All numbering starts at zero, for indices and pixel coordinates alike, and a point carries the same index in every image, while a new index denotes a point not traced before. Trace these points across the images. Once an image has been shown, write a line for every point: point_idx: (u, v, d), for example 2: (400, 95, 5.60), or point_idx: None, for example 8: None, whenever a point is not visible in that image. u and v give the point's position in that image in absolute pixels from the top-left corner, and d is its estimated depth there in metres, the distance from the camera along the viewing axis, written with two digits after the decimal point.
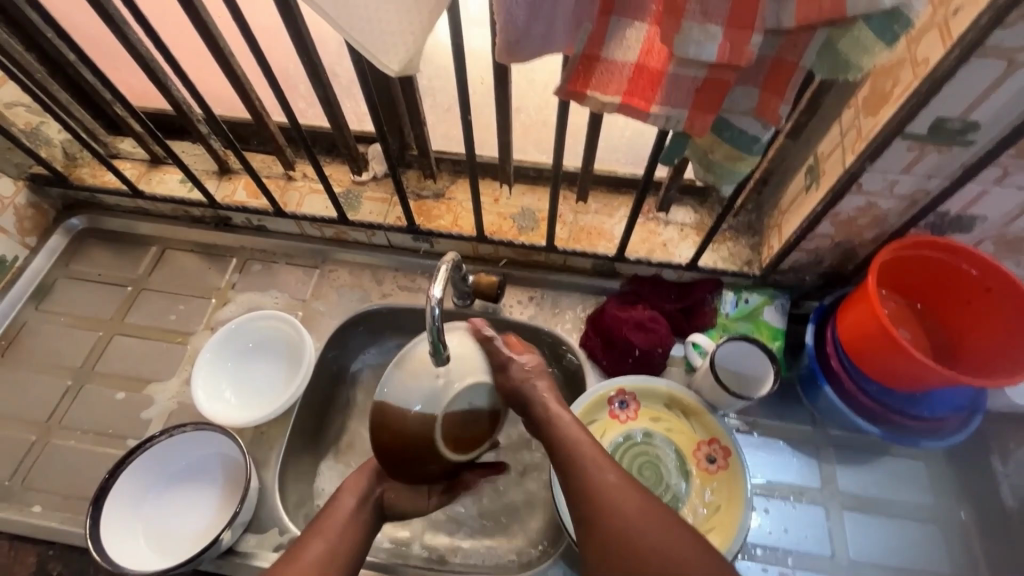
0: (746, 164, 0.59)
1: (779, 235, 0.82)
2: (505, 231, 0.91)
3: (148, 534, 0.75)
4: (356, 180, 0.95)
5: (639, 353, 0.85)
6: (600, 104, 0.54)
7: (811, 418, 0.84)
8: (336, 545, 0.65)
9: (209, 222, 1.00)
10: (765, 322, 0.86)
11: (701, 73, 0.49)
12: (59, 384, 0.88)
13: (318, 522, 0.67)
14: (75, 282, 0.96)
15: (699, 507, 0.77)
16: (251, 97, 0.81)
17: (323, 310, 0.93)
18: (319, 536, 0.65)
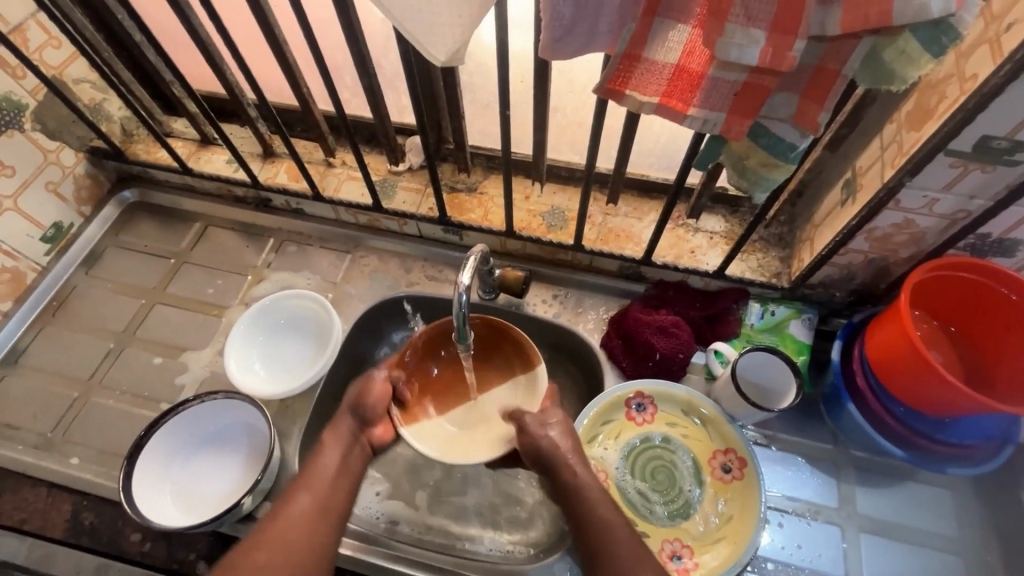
0: (782, 172, 0.59)
1: (811, 249, 0.82)
2: (534, 228, 0.92)
3: (175, 494, 0.79)
4: (393, 170, 0.98)
5: (660, 357, 0.85)
6: (637, 104, 0.55)
7: (834, 437, 0.82)
8: (325, 497, 0.66)
9: (249, 203, 1.04)
10: (791, 335, 0.85)
11: (741, 77, 0.50)
12: (102, 345, 0.92)
13: (303, 477, 0.67)
14: (124, 252, 1.02)
15: (711, 515, 0.77)
16: (299, 83, 0.84)
17: (353, 293, 0.96)
18: (305, 490, 0.66)
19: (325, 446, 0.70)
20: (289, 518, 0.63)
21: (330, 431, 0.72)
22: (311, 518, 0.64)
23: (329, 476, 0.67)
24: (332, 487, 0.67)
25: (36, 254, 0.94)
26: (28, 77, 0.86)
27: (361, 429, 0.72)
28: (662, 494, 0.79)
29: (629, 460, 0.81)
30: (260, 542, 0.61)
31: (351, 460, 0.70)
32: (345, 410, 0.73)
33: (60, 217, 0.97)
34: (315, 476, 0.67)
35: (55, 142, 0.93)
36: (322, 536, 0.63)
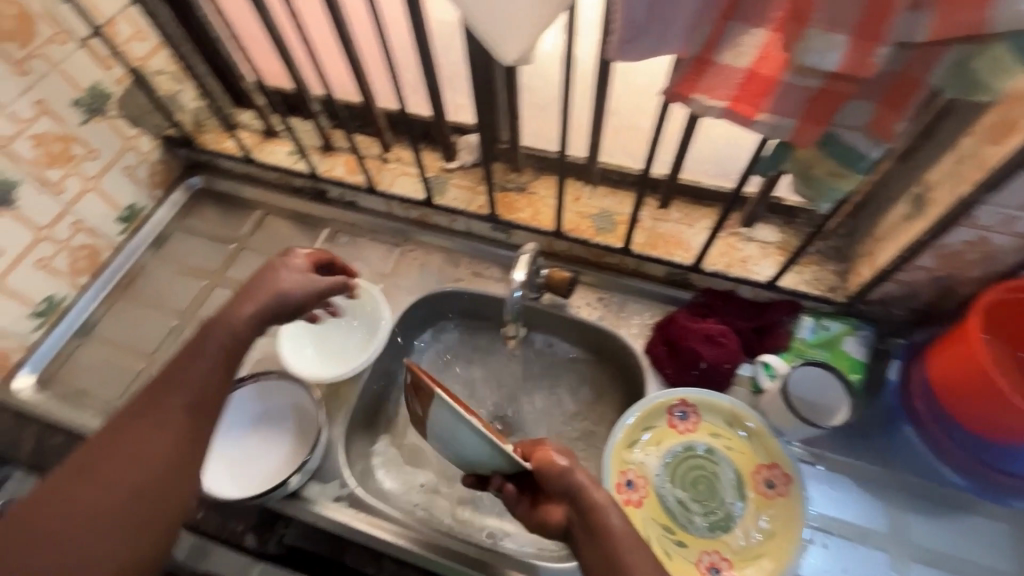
0: (848, 181, 0.58)
1: (871, 263, 0.79)
2: (583, 230, 0.93)
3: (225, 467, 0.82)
4: (445, 167, 1.00)
5: (705, 366, 0.83)
6: (703, 107, 0.55)
7: (884, 461, 0.79)
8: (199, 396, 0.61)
9: (307, 194, 1.08)
10: (845, 352, 0.82)
11: (818, 83, 0.49)
12: (167, 322, 0.98)
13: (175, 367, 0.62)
14: (189, 235, 1.07)
15: (753, 531, 0.74)
16: (363, 80, 0.87)
17: (402, 286, 0.99)
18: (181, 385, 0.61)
19: (204, 336, 0.65)
20: (162, 421, 0.58)
21: (211, 323, 0.66)
22: (184, 420, 0.59)
23: (206, 374, 0.62)
24: (206, 388, 0.62)
25: (112, 233, 1.00)
26: (115, 67, 0.93)
27: (258, 320, 0.68)
28: (701, 504, 0.78)
29: (669, 468, 0.80)
30: (125, 446, 0.55)
31: (231, 356, 0.65)
32: (247, 294, 0.69)
33: (134, 199, 1.03)
34: (189, 376, 0.61)
35: (135, 129, 0.99)
36: (198, 440, 0.59)
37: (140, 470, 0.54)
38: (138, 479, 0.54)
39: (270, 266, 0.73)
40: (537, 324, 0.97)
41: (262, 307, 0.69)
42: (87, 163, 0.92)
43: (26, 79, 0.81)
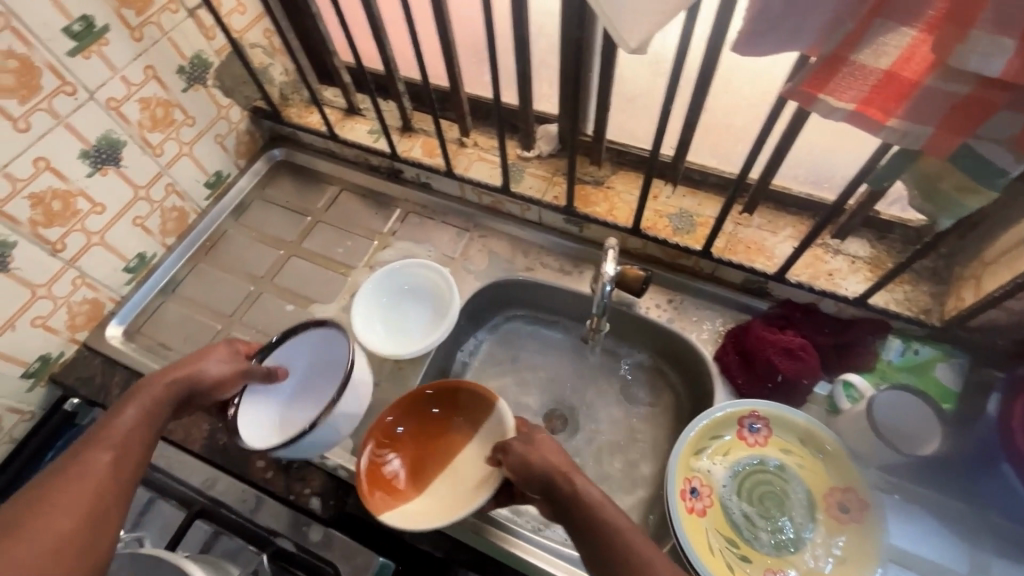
0: (976, 199, 0.55)
1: (976, 288, 0.74)
2: (659, 228, 0.91)
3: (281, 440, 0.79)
4: (522, 156, 1.00)
5: (781, 379, 0.80)
6: (829, 108, 0.52)
7: (970, 497, 0.73)
8: (125, 450, 0.58)
9: (382, 172, 1.10)
10: (935, 378, 0.79)
11: (963, 89, 0.46)
12: (244, 287, 1.02)
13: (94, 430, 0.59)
14: (268, 205, 1.11)
15: (824, 557, 0.71)
16: (453, 63, 0.87)
17: (469, 270, 1.00)
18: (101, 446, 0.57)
19: (133, 398, 0.63)
20: (81, 480, 0.53)
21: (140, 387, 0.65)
22: (108, 480, 0.55)
23: (129, 431, 0.60)
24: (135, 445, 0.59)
25: (198, 198, 1.05)
26: (216, 38, 0.96)
27: (183, 394, 0.67)
28: (768, 521, 0.75)
29: (736, 481, 0.77)
30: (31, 514, 0.50)
31: (155, 417, 0.63)
32: (162, 372, 0.67)
33: (221, 166, 1.07)
34: (106, 437, 0.58)
35: (227, 100, 1.03)
36: (121, 500, 0.55)
37: (48, 535, 0.49)
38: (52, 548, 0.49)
39: (198, 347, 0.72)
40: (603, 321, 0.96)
41: (186, 378, 0.68)
42: (184, 129, 0.96)
43: (140, 45, 0.85)
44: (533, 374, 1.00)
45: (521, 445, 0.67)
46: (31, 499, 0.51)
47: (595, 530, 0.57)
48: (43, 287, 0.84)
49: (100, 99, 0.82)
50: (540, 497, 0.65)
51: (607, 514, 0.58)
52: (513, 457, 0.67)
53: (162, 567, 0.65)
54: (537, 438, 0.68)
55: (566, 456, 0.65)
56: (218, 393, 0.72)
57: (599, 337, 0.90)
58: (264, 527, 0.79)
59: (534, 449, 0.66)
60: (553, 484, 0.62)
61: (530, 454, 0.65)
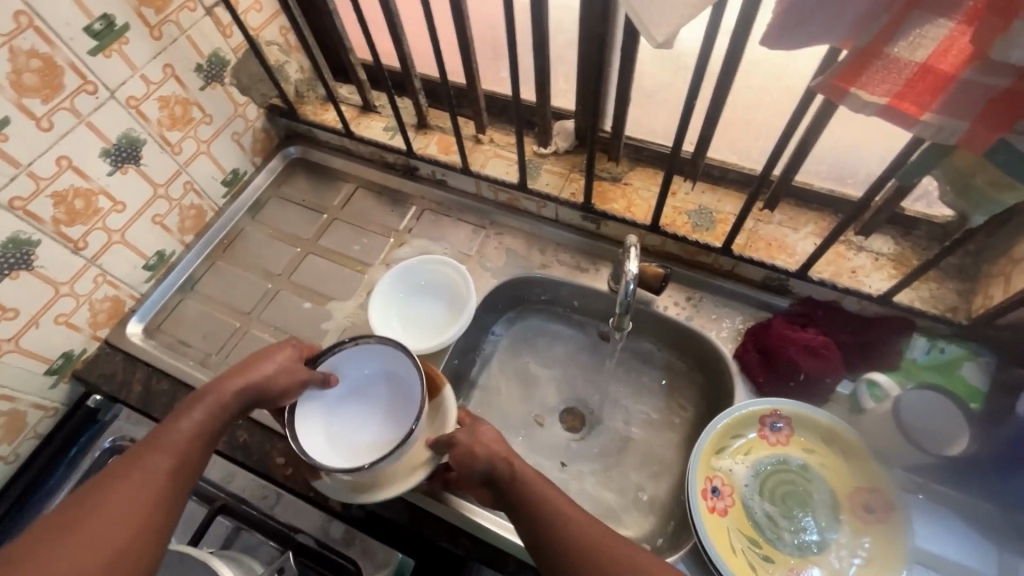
0: (1013, 195, 0.53)
1: (1005, 286, 0.72)
2: (678, 225, 0.90)
3: (338, 452, 0.79)
4: (539, 152, 1.00)
5: (804, 378, 0.79)
6: (860, 103, 0.52)
7: (999, 499, 0.72)
8: (184, 455, 0.63)
9: (397, 169, 1.10)
10: (962, 378, 0.77)
11: (1002, 83, 0.45)
12: (261, 284, 1.02)
13: (161, 430, 0.65)
14: (284, 203, 1.11)
15: (849, 557, 0.70)
16: (470, 59, 0.86)
17: (486, 268, 0.99)
18: (164, 448, 0.63)
19: (199, 400, 0.68)
20: (143, 483, 0.59)
21: (205, 390, 0.70)
22: (165, 486, 0.60)
23: (188, 439, 0.65)
24: (192, 451, 0.64)
25: (215, 196, 1.05)
26: (233, 36, 0.96)
27: (242, 402, 0.70)
28: (791, 521, 0.74)
29: (758, 480, 0.77)
30: (100, 508, 0.56)
31: (214, 423, 0.68)
32: (230, 375, 0.72)
33: (237, 164, 1.07)
34: (168, 442, 0.63)
35: (244, 97, 1.03)
36: (173, 505, 0.60)
37: (109, 533, 0.55)
38: (112, 545, 0.55)
39: (265, 351, 0.75)
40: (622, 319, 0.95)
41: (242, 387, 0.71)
42: (202, 127, 0.97)
43: (159, 43, 0.85)
44: (550, 371, 1.00)
45: (467, 437, 0.69)
46: (100, 494, 0.58)
47: (532, 509, 0.62)
48: (66, 285, 0.85)
49: (120, 98, 0.83)
50: (483, 487, 0.67)
51: (545, 495, 0.63)
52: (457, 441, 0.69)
53: (186, 562, 0.65)
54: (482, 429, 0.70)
55: (500, 439, 0.69)
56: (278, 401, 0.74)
57: (622, 335, 0.89)
58: (285, 523, 0.82)
59: (471, 433, 0.69)
60: (495, 469, 0.66)
61: (466, 439, 0.68)
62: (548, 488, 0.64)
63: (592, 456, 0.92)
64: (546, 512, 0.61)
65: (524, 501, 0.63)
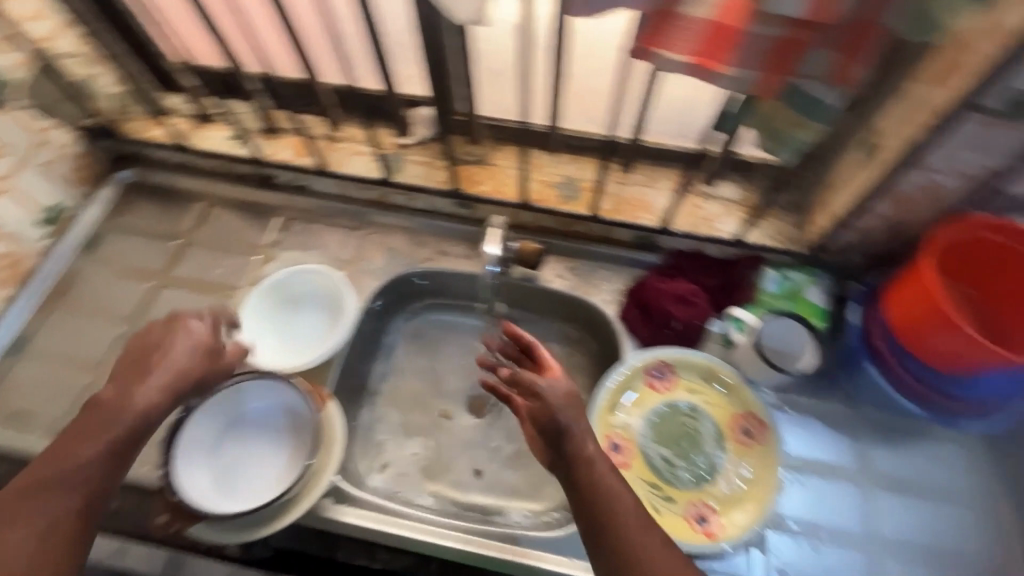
0: (807, 130, 0.60)
1: (828, 212, 0.81)
2: (547, 198, 0.92)
3: (215, 482, 0.75)
4: (400, 144, 0.96)
5: (678, 326, 0.85)
6: (668, 63, 0.54)
7: (849, 398, 0.83)
8: (96, 481, 0.58)
9: (252, 180, 1.01)
10: (809, 300, 0.84)
11: (780, 32, 0.49)
12: (111, 329, 0.91)
13: (71, 445, 0.58)
14: (125, 234, 0.99)
15: (736, 480, 0.77)
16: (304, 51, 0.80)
17: (367, 269, 0.95)
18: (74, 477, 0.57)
19: (117, 410, 0.62)
20: (46, 521, 0.54)
21: (118, 397, 0.62)
22: (74, 522, 0.56)
23: (100, 462, 0.59)
24: (104, 475, 0.59)
25: (34, 238, 0.91)
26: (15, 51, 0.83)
27: (164, 404, 0.65)
28: (685, 460, 0.79)
29: (652, 428, 0.81)
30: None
31: (134, 437, 0.62)
32: (149, 376, 0.64)
33: (57, 198, 0.93)
34: (72, 470, 0.57)
35: (48, 120, 0.89)
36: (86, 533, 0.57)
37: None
38: None
39: (177, 343, 0.67)
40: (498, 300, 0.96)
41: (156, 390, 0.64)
42: None
43: None
44: (448, 367, 0.96)
45: (551, 398, 0.64)
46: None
47: (604, 495, 0.58)
48: None
49: None
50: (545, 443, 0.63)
51: (619, 493, 0.59)
52: (544, 395, 0.64)
53: None
54: (561, 386, 0.66)
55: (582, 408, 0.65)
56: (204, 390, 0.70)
57: None
58: None
59: (551, 386, 0.66)
60: (569, 433, 0.62)
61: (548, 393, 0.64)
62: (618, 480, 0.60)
63: (504, 439, 0.90)
64: (625, 512, 0.57)
65: (600, 485, 0.59)
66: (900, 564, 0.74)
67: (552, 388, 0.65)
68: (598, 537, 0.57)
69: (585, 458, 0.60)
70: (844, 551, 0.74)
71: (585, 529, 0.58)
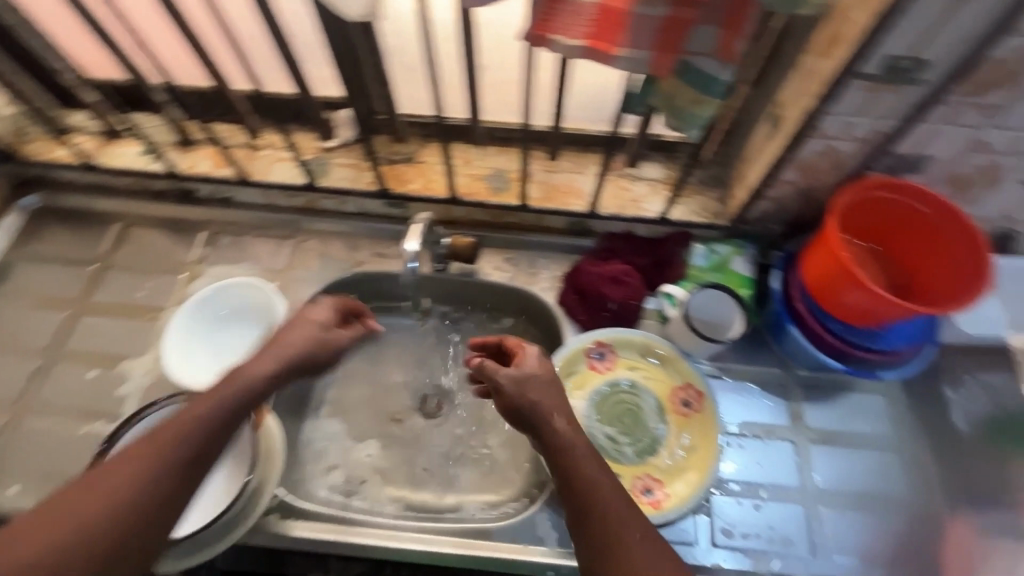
0: (708, 107, 0.61)
1: (744, 185, 0.85)
2: (478, 192, 0.92)
3: None
4: (324, 147, 0.94)
5: (615, 306, 0.87)
6: (564, 47, 0.55)
7: (780, 361, 0.87)
8: (209, 438, 0.62)
9: (172, 196, 0.97)
10: (736, 271, 0.87)
11: (663, 11, 0.51)
12: (27, 364, 0.86)
13: (201, 399, 0.64)
14: (35, 263, 0.93)
15: (678, 449, 0.80)
16: (207, 58, 0.77)
17: (301, 278, 0.93)
18: (198, 425, 0.61)
19: (240, 372, 0.67)
20: (110, 507, 0.55)
21: (235, 368, 0.67)
22: (182, 474, 0.59)
23: (217, 420, 0.63)
24: (212, 437, 0.62)
25: None
26: None
27: (279, 374, 0.69)
28: (629, 436, 0.82)
29: (597, 408, 0.83)
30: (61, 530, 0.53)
31: (246, 406, 0.66)
32: (274, 347, 0.70)
33: None
34: (194, 424, 0.61)
35: None
36: (184, 488, 0.59)
37: (106, 518, 0.54)
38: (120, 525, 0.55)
39: (304, 321, 0.73)
40: (422, 295, 0.95)
41: (253, 380, 0.67)
42: None
43: None
44: (394, 368, 0.95)
45: (522, 395, 0.64)
46: (59, 510, 0.54)
47: (587, 489, 0.59)
48: None
49: None
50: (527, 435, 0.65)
51: (603, 482, 0.60)
52: (508, 388, 0.65)
53: None
54: (528, 365, 0.68)
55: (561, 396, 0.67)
56: (319, 368, 0.74)
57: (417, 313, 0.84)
58: None
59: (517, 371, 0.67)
60: (540, 421, 0.64)
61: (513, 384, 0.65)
62: (599, 470, 0.60)
63: (455, 435, 0.90)
64: (609, 502, 0.58)
65: (581, 478, 0.60)
66: (835, 510, 0.78)
67: (517, 369, 0.67)
68: (584, 533, 0.58)
69: (563, 452, 0.61)
70: (783, 505, 0.78)
71: (574, 527, 0.59)
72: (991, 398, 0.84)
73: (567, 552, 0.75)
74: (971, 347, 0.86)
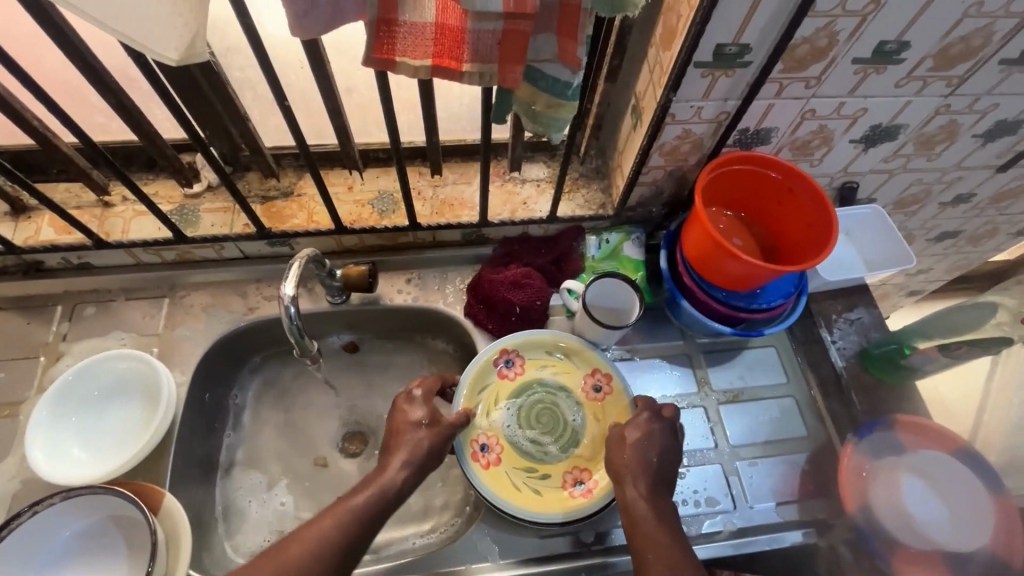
0: (567, 111, 0.61)
1: (621, 175, 0.88)
2: (366, 217, 0.88)
3: None
4: (188, 194, 0.87)
5: (520, 310, 0.87)
6: (412, 70, 0.54)
7: (680, 333, 0.92)
8: (341, 541, 0.58)
9: (14, 272, 0.85)
10: (628, 256, 0.93)
11: (498, 26, 0.51)
12: None
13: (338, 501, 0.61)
14: None
15: (598, 434, 0.83)
16: (24, 113, 0.69)
17: (185, 338, 0.85)
18: (324, 522, 0.59)
19: (381, 470, 0.65)
20: None
21: (371, 475, 0.65)
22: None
23: (347, 520, 0.60)
24: (342, 541, 0.58)
25: None
26: None
27: (404, 482, 0.65)
28: (551, 435, 0.83)
29: (516, 415, 0.84)
30: None
31: (382, 510, 0.62)
32: (427, 440, 0.69)
33: None
34: (326, 526, 0.59)
35: None
36: None
37: None
38: None
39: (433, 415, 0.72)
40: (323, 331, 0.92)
41: (383, 498, 0.63)
42: None
43: None
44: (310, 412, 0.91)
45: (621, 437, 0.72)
46: None
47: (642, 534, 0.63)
48: None
49: None
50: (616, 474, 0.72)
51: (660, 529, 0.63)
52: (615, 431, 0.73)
53: None
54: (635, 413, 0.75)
55: (656, 460, 0.70)
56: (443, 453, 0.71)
57: (317, 357, 0.78)
58: None
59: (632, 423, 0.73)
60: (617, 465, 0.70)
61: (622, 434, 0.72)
62: (653, 518, 0.64)
63: None
64: (655, 545, 0.62)
65: (641, 523, 0.64)
66: (747, 461, 0.84)
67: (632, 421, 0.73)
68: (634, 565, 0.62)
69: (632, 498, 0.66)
70: (703, 468, 0.83)
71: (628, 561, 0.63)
72: (860, 333, 0.94)
73: (510, 562, 0.76)
74: (837, 291, 0.97)
